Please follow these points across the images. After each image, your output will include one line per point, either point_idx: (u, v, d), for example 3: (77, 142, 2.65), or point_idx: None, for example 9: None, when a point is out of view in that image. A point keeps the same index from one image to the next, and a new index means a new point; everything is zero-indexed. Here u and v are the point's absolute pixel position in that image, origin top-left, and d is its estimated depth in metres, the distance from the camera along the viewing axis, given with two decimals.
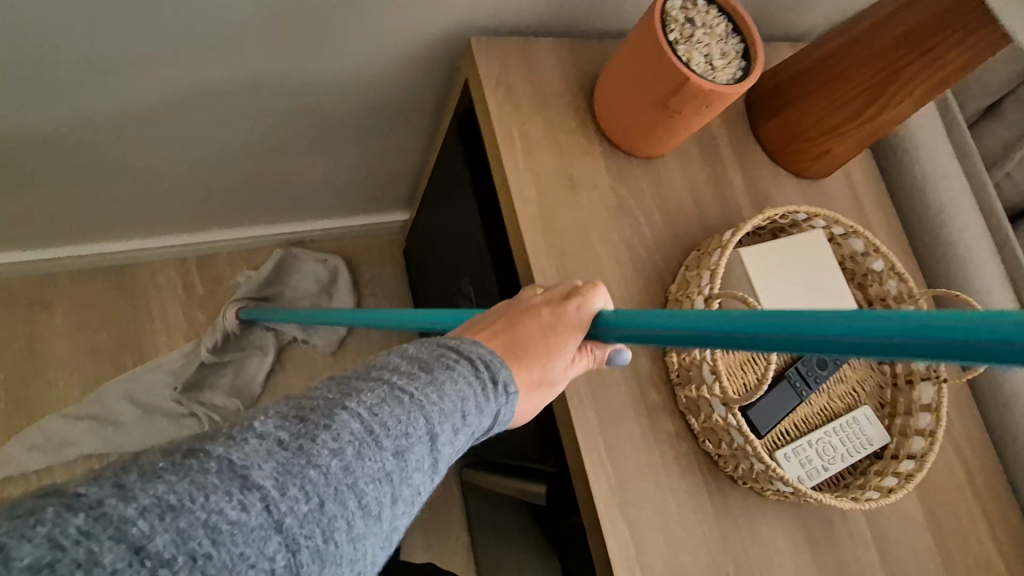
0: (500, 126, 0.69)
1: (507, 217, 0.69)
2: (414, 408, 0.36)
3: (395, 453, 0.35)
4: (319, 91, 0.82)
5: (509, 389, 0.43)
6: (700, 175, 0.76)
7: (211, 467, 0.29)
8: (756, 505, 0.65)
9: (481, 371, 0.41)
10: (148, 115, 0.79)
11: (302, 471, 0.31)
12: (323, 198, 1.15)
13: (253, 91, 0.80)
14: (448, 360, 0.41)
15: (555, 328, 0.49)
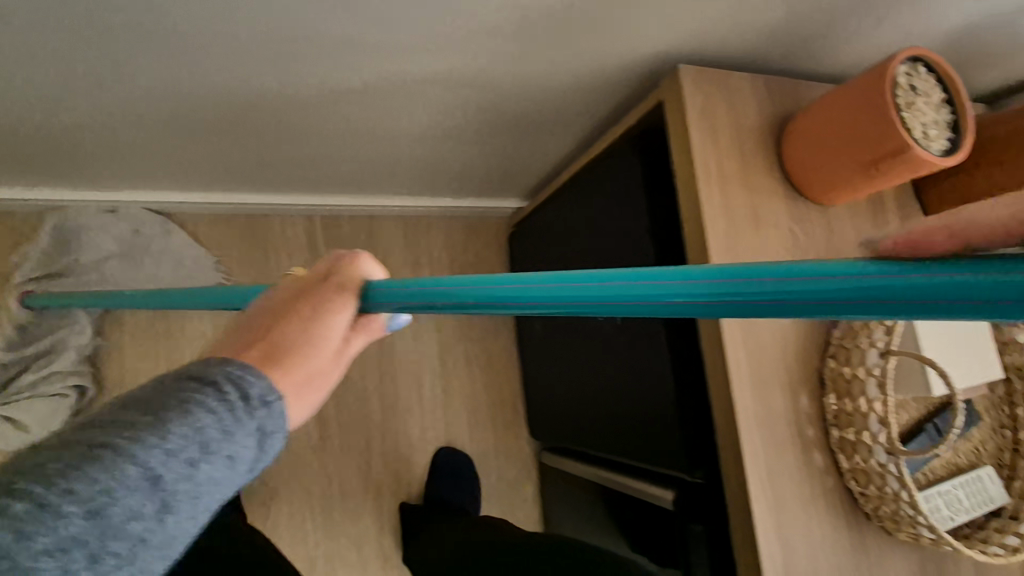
0: (701, 159, 0.73)
1: (691, 246, 0.73)
2: (130, 459, 0.33)
3: (88, 518, 0.31)
4: (506, 94, 0.85)
5: (264, 402, 0.39)
6: (867, 228, 0.80)
7: None
8: (885, 543, 0.71)
9: (224, 397, 0.37)
10: (349, 99, 0.83)
11: None
12: (455, 180, 1.19)
13: (447, 90, 0.83)
14: (184, 392, 0.37)
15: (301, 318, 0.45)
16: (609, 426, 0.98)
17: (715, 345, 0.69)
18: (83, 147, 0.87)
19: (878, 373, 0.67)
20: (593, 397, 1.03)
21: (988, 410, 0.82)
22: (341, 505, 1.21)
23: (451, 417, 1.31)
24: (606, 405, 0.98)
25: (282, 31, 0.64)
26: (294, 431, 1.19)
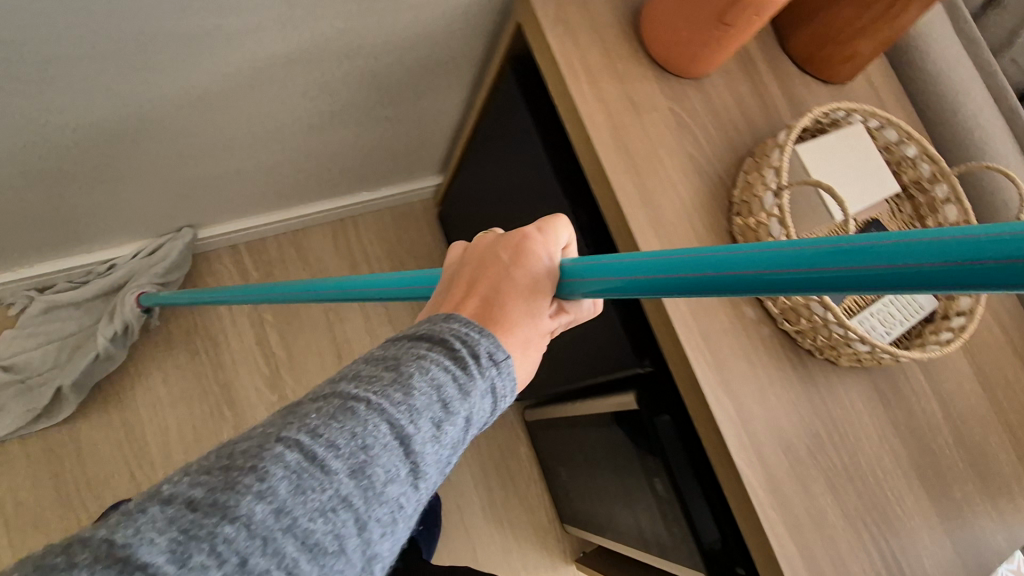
0: (565, 60, 0.74)
1: (579, 144, 0.75)
2: (370, 417, 0.39)
3: (351, 473, 0.37)
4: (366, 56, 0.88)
5: (495, 359, 0.46)
6: (744, 91, 0.82)
7: (329, 455, 0.36)
8: (831, 372, 0.74)
9: (457, 352, 0.44)
10: (212, 97, 0.83)
11: (365, 483, 0.37)
12: (363, 172, 1.20)
13: (302, 62, 0.83)
14: (417, 353, 0.43)
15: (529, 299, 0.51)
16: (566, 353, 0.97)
17: (626, 236, 0.72)
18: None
19: (777, 210, 0.68)
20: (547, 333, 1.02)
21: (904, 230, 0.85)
22: None
23: None
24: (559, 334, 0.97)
25: (104, 27, 0.65)
26: None
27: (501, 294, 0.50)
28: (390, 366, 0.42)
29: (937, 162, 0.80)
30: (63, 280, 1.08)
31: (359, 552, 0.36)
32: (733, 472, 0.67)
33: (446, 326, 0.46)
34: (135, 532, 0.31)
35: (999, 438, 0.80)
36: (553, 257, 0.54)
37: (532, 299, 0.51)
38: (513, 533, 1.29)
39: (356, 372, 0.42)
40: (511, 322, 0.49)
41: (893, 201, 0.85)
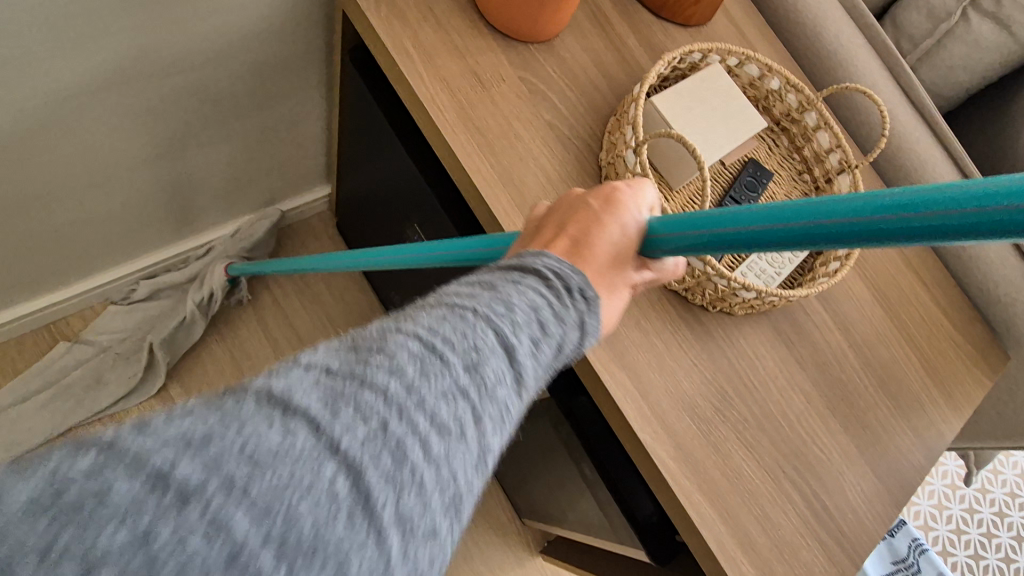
0: (393, 42, 0.68)
1: (427, 131, 0.69)
2: (477, 323, 0.35)
3: (465, 370, 0.34)
4: (186, 68, 0.80)
5: (586, 295, 0.41)
6: (600, 48, 0.78)
7: (443, 351, 0.34)
8: (728, 323, 0.72)
9: (552, 279, 0.40)
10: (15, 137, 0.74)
11: (477, 386, 0.34)
12: (241, 197, 1.11)
13: (111, 83, 0.75)
14: (514, 274, 0.40)
15: (612, 250, 0.48)
16: None
17: (492, 222, 0.67)
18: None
19: (640, 168, 0.65)
20: None
21: (783, 165, 0.83)
22: None
23: None
24: None
25: None
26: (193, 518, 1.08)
27: (589, 239, 0.48)
28: (488, 284, 0.38)
29: (801, 90, 0.78)
30: (162, 266, 1.12)
31: (476, 443, 0.33)
32: (639, 446, 0.64)
33: (535, 256, 0.42)
34: (290, 382, 0.30)
35: (907, 356, 0.79)
36: (641, 212, 0.51)
37: (616, 252, 0.48)
38: (472, 537, 1.25)
39: (447, 292, 0.38)
40: (597, 269, 0.47)
41: (770, 137, 0.83)
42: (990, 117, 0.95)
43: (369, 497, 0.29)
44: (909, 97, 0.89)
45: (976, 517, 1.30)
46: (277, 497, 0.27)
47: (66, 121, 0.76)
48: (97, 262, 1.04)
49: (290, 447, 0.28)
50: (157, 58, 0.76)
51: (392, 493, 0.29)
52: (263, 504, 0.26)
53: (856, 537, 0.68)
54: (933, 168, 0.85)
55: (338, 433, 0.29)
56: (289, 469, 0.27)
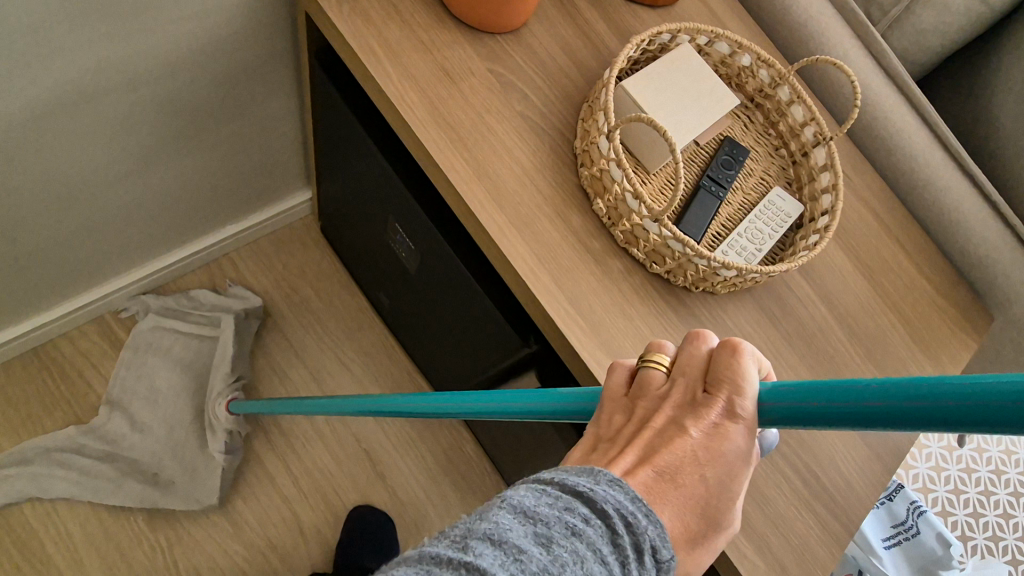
0: (358, 42, 0.68)
1: (399, 130, 0.69)
2: None
3: None
4: (153, 80, 0.79)
5: (657, 557, 0.34)
6: (569, 35, 0.78)
7: None
8: (712, 303, 0.72)
9: (618, 534, 0.33)
10: None
11: None
12: (221, 206, 1.10)
13: (76, 100, 0.74)
14: (574, 525, 0.32)
15: (705, 491, 0.39)
16: (462, 352, 0.92)
17: (470, 218, 0.66)
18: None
19: (614, 154, 0.64)
20: (441, 335, 0.96)
21: (760, 141, 0.83)
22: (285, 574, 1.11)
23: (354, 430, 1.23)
24: (451, 334, 0.91)
25: None
26: (195, 531, 1.08)
27: (682, 474, 0.39)
28: (542, 538, 0.32)
29: (773, 65, 0.78)
30: (159, 281, 1.15)
31: None
32: None
33: (602, 484, 0.35)
34: None
35: (891, 323, 0.80)
36: (748, 430, 0.40)
37: (710, 493, 0.39)
38: None
39: (503, 532, 0.31)
40: (698, 517, 0.39)
41: (745, 115, 0.83)
42: (963, 78, 0.95)
43: None
44: (881, 64, 0.89)
45: (974, 477, 1.31)
46: None
47: (32, 144, 0.76)
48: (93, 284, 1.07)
49: None
50: (117, 73, 0.75)
51: None
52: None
53: (850, 505, 0.69)
54: (909, 135, 0.86)
55: None
56: None
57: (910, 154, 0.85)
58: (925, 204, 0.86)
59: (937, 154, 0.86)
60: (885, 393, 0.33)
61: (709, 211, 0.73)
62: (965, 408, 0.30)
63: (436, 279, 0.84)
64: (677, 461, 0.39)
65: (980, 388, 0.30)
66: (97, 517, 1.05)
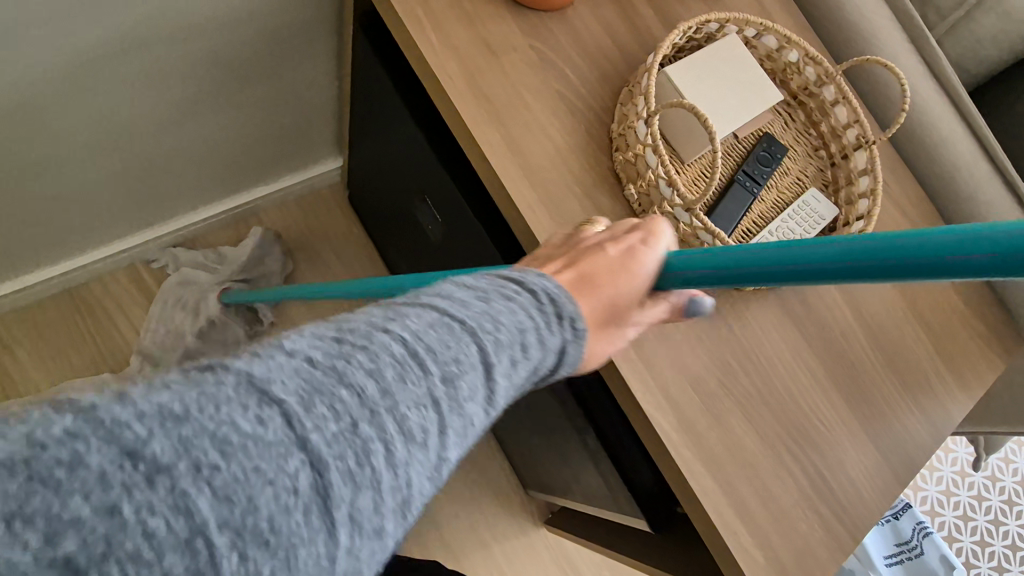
0: (403, 8, 0.68)
1: (437, 99, 0.69)
2: (463, 337, 0.37)
3: (442, 381, 0.36)
4: (198, 33, 0.80)
5: (575, 321, 0.43)
6: (613, 17, 0.77)
7: (421, 363, 0.35)
8: (735, 297, 0.71)
9: (545, 302, 0.42)
10: (28, 100, 0.75)
11: (446, 402, 0.36)
12: (254, 165, 1.12)
13: (122, 47, 0.75)
14: (511, 291, 0.41)
15: (609, 295, 0.49)
16: None
17: (500, 193, 0.67)
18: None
19: (651, 140, 0.64)
20: None
21: (799, 140, 0.81)
22: None
23: None
24: None
25: None
26: None
27: (597, 277, 0.49)
28: (484, 295, 0.40)
29: (821, 63, 0.76)
30: (189, 235, 1.18)
31: (438, 449, 0.35)
32: (643, 417, 0.65)
33: (537, 273, 0.43)
34: (270, 371, 0.32)
35: (916, 335, 0.78)
36: (654, 258, 0.50)
37: (614, 297, 0.49)
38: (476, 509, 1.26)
39: (453, 289, 0.39)
40: (603, 310, 0.49)
41: (786, 112, 0.82)
42: (1016, 93, 0.92)
43: (329, 494, 0.31)
44: (932, 71, 0.86)
45: (984, 504, 1.29)
46: (245, 483, 0.29)
47: (79, 88, 0.77)
48: (123, 234, 1.09)
49: (262, 435, 0.30)
50: (163, 27, 0.76)
51: (353, 485, 0.32)
52: (271, 450, 0.30)
53: (856, 511, 0.69)
54: (953, 146, 0.83)
55: (308, 429, 0.31)
56: (258, 451, 0.30)
57: (953, 164, 0.83)
58: (964, 217, 0.83)
59: (982, 168, 0.84)
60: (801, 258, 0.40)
61: (742, 206, 0.72)
62: (860, 265, 0.38)
63: (460, 251, 0.85)
64: (592, 269, 0.50)
65: (870, 244, 0.37)
66: None
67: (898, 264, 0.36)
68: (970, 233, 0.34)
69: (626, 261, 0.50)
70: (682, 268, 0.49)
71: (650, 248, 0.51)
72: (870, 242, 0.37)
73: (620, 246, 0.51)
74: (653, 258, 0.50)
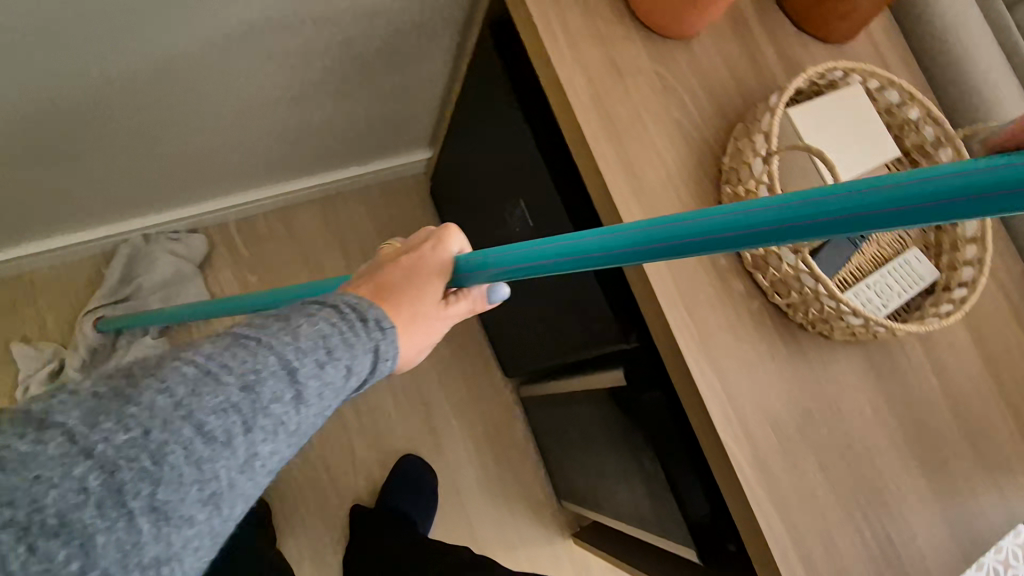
0: (542, 22, 0.71)
1: (559, 111, 0.71)
2: (260, 351, 0.41)
3: (241, 388, 0.40)
4: (339, 23, 0.83)
5: (382, 324, 0.48)
6: (735, 53, 0.78)
7: (221, 375, 0.39)
8: (824, 346, 0.71)
9: (347, 313, 0.47)
10: (178, 69, 0.79)
11: (244, 408, 0.39)
12: (353, 147, 1.18)
13: (274, 31, 0.79)
14: (310, 310, 0.46)
15: (415, 291, 0.54)
16: (557, 328, 0.96)
17: (608, 208, 0.68)
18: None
19: (766, 178, 0.65)
20: (538, 308, 1.01)
21: None
22: (335, 494, 1.20)
23: (419, 382, 1.29)
24: (549, 310, 0.95)
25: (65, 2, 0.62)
26: None
27: (401, 279, 0.54)
28: (280, 318, 0.45)
29: (941, 124, 0.76)
30: (281, 203, 1.25)
31: (243, 447, 0.39)
32: (718, 449, 0.65)
33: (336, 298, 0.48)
34: (49, 404, 0.35)
35: (1001, 413, 0.76)
36: (437, 261, 0.57)
37: (425, 289, 0.55)
38: (508, 511, 1.28)
39: (240, 325, 0.44)
40: (422, 300, 0.54)
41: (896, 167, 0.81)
42: None
43: (120, 492, 0.34)
44: None
45: None
46: (23, 493, 0.32)
47: (224, 64, 0.82)
48: (226, 195, 1.16)
49: (41, 452, 0.33)
50: (314, 25, 0.81)
51: (149, 487, 0.35)
52: (55, 461, 0.33)
53: None
54: None
55: (92, 441, 0.34)
56: (37, 471, 0.33)
57: None
58: None
59: None
60: (800, 213, 0.39)
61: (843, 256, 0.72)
62: (870, 213, 0.37)
63: None
64: (401, 272, 0.55)
65: (868, 191, 0.37)
66: None
67: (904, 209, 0.36)
68: (969, 172, 0.33)
69: (417, 262, 0.56)
70: (476, 267, 0.56)
71: (439, 254, 0.58)
72: (879, 188, 0.36)
73: (423, 253, 0.57)
74: (438, 267, 0.57)
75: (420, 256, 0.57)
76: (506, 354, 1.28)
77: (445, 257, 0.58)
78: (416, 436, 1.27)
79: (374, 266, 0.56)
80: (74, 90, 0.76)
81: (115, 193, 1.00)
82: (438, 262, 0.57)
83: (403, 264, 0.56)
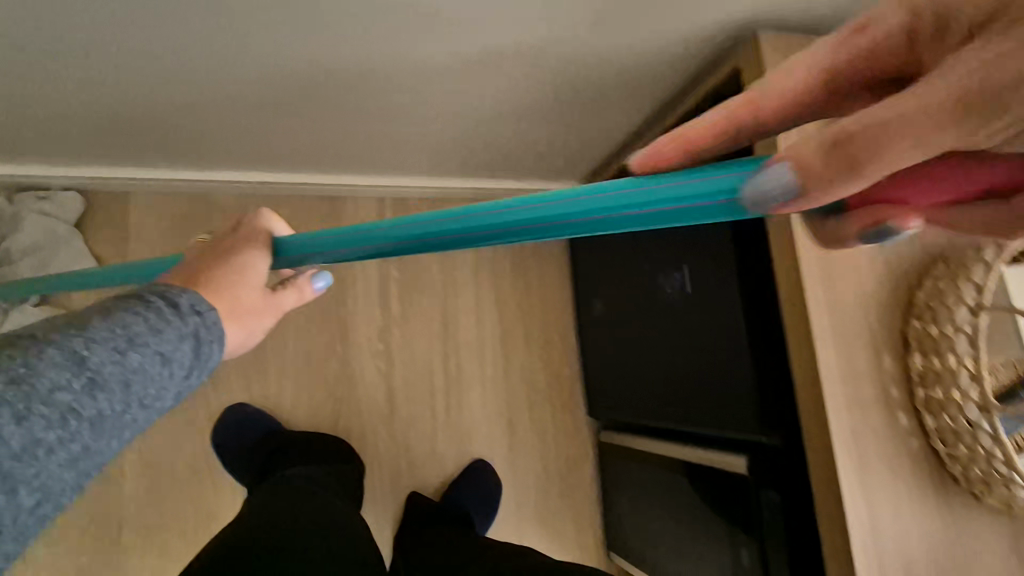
0: None
1: (773, 209, 0.74)
2: (77, 347, 0.39)
3: (59, 386, 0.37)
4: (582, 76, 0.85)
5: (198, 310, 0.46)
6: None
7: (40, 372, 0.37)
8: (972, 508, 0.70)
9: (169, 305, 0.45)
10: (426, 82, 0.82)
11: (68, 406, 0.37)
12: (522, 166, 1.23)
13: (524, 70, 0.81)
14: (132, 304, 0.43)
15: (243, 277, 0.54)
16: (679, 394, 0.98)
17: (799, 314, 0.71)
18: (174, 129, 0.93)
19: (969, 330, 0.65)
20: (660, 369, 1.03)
21: None
22: (408, 475, 1.26)
23: (511, 395, 1.34)
24: (678, 375, 0.98)
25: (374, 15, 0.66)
26: (365, 401, 1.26)
27: (223, 258, 0.55)
28: (105, 313, 0.42)
29: None
30: (436, 196, 1.33)
31: (66, 442, 0.37)
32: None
33: (162, 294, 0.46)
34: None
35: None
36: (258, 249, 0.57)
37: (245, 274, 0.55)
38: (558, 545, 1.30)
39: (63, 324, 0.40)
40: (246, 285, 0.54)
41: None
42: None
43: None
44: None
45: None
46: None
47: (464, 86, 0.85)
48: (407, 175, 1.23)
49: None
50: (570, 80, 0.86)
51: None
52: None
53: None
54: None
55: None
56: None
57: None
58: None
59: None
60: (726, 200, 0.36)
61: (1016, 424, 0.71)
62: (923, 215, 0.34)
63: (699, 330, 0.90)
64: (242, 259, 0.55)
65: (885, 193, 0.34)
66: (307, 347, 1.24)
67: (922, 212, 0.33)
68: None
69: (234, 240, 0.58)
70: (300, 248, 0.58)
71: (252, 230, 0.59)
72: (686, 184, 0.38)
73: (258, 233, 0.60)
74: (260, 243, 0.58)
75: (253, 235, 0.59)
76: (599, 395, 1.31)
77: (259, 233, 0.59)
78: (495, 444, 1.31)
79: (218, 247, 0.57)
80: (336, 80, 0.80)
81: (324, 152, 1.07)
82: (262, 240, 0.59)
83: (221, 245, 0.57)
